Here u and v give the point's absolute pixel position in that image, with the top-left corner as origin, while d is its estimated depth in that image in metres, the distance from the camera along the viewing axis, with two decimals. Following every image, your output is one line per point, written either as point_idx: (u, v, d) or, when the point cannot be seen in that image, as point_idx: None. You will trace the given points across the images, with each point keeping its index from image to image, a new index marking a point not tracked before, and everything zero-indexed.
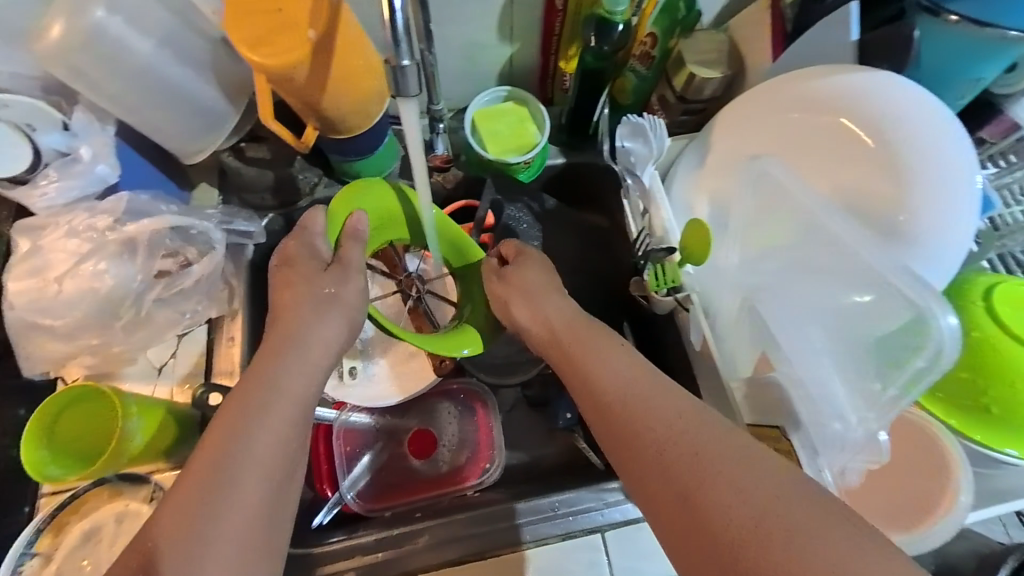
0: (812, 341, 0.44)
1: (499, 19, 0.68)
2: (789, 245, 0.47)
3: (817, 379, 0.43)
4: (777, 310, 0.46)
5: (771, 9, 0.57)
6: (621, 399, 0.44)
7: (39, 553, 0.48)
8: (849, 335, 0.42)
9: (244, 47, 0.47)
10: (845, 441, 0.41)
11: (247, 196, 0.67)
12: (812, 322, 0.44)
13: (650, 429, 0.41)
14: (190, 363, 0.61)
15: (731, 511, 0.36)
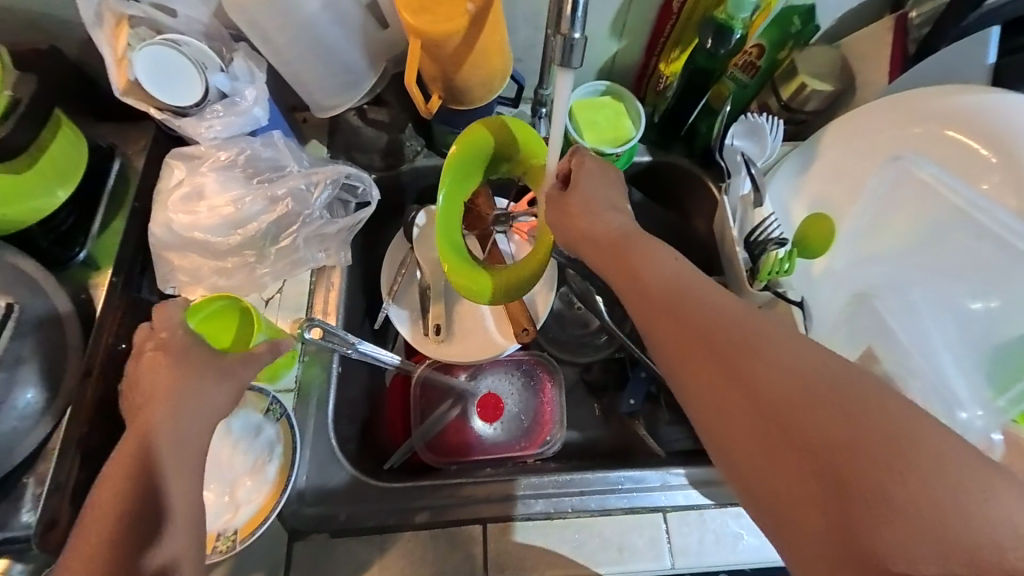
0: (932, 338, 0.47)
1: (615, 17, 0.72)
2: (912, 249, 0.50)
3: (936, 373, 0.46)
4: (896, 304, 0.49)
5: (895, 29, 0.59)
6: (713, 327, 0.39)
7: None
8: (977, 337, 0.46)
9: (408, 13, 0.52)
10: (968, 428, 0.44)
11: (354, 154, 0.74)
12: (933, 319, 0.47)
13: (704, 315, 0.39)
14: (294, 300, 0.67)
15: (779, 387, 0.35)
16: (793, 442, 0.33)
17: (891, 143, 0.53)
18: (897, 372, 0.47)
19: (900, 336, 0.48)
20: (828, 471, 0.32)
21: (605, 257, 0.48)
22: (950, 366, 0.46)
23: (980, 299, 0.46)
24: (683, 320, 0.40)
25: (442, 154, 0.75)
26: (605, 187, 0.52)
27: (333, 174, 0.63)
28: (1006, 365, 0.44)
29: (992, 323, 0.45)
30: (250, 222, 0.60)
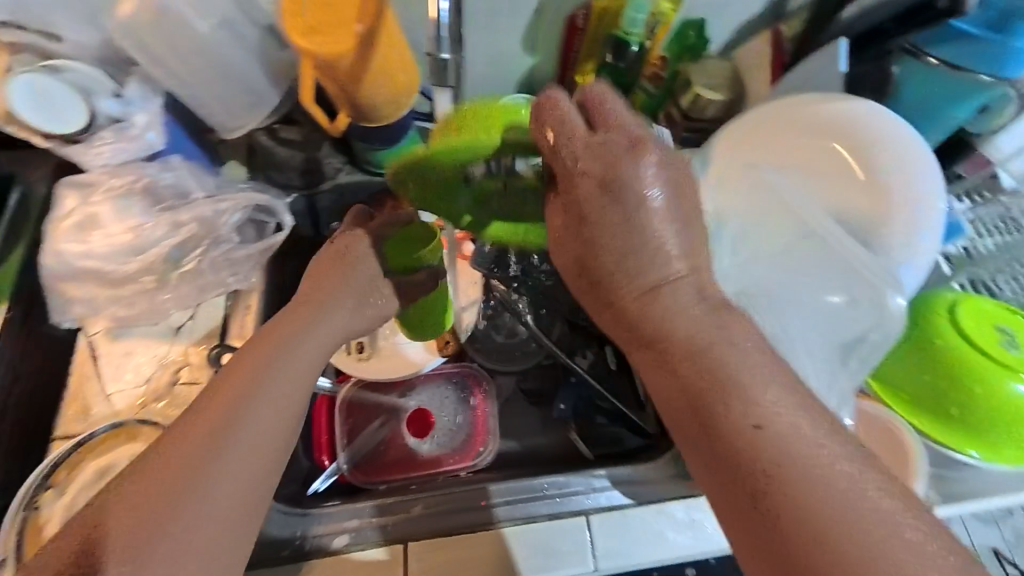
0: (803, 337, 0.49)
1: (524, 33, 0.75)
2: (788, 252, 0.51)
3: (798, 371, 0.47)
4: (774, 310, 0.49)
5: (773, 44, 0.65)
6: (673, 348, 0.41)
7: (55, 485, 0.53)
8: (832, 331, 0.49)
9: (296, 33, 0.52)
10: (819, 417, 0.47)
11: (274, 174, 0.72)
12: (806, 320, 0.49)
13: (722, 360, 0.39)
14: (208, 326, 0.65)
15: (754, 447, 0.35)
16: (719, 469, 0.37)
17: (779, 143, 0.54)
18: (770, 370, 0.49)
19: (768, 333, 0.49)
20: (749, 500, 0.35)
21: (566, 245, 0.47)
22: (808, 359, 0.48)
23: (837, 294, 0.49)
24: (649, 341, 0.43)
25: (364, 170, 0.75)
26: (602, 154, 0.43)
27: (239, 201, 0.62)
28: (844, 349, 0.49)
29: (840, 318, 0.49)
30: (150, 248, 0.58)
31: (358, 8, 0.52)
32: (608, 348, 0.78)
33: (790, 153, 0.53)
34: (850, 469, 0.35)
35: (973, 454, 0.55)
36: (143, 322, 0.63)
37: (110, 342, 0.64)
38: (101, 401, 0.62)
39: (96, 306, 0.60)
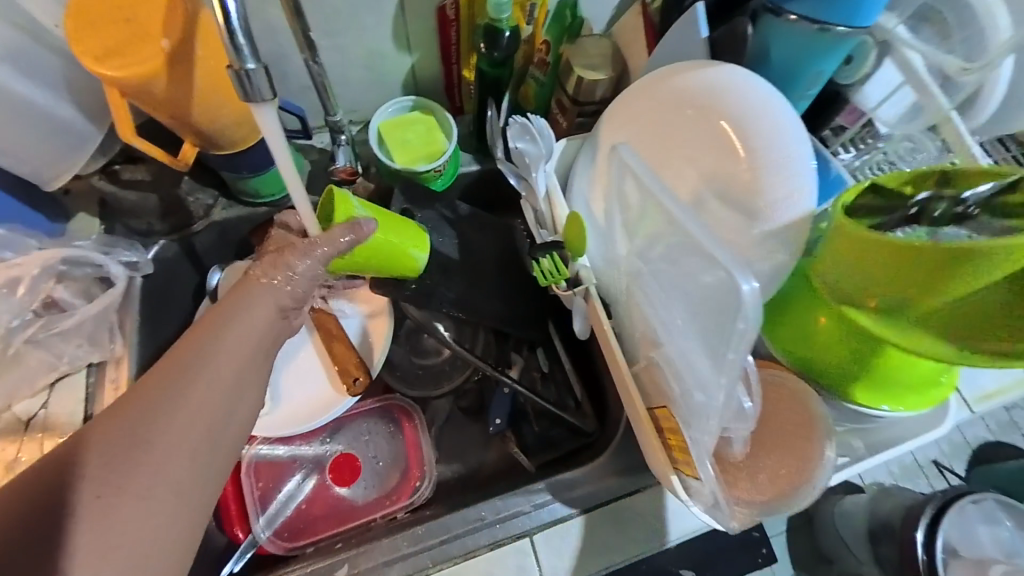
0: (677, 322, 0.44)
1: (393, 27, 0.68)
2: (655, 231, 0.46)
3: (681, 359, 0.43)
4: (654, 294, 0.47)
5: (644, 15, 0.61)
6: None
7: None
8: (704, 310, 0.40)
9: (90, 60, 0.44)
10: (710, 411, 0.41)
11: (131, 222, 0.64)
12: (676, 303, 0.44)
13: None
14: (70, 404, 0.58)
15: None
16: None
17: (646, 126, 0.52)
18: (664, 361, 0.46)
19: (656, 325, 0.47)
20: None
21: None
22: (696, 349, 0.42)
23: (709, 270, 0.39)
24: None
25: (242, 202, 0.68)
26: None
27: (46, 259, 0.56)
28: (720, 335, 0.39)
29: (711, 294, 0.39)
30: None
31: (161, 23, 0.44)
32: (538, 349, 0.77)
33: (657, 134, 0.51)
34: None
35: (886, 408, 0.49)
36: None
37: None
38: None
39: None
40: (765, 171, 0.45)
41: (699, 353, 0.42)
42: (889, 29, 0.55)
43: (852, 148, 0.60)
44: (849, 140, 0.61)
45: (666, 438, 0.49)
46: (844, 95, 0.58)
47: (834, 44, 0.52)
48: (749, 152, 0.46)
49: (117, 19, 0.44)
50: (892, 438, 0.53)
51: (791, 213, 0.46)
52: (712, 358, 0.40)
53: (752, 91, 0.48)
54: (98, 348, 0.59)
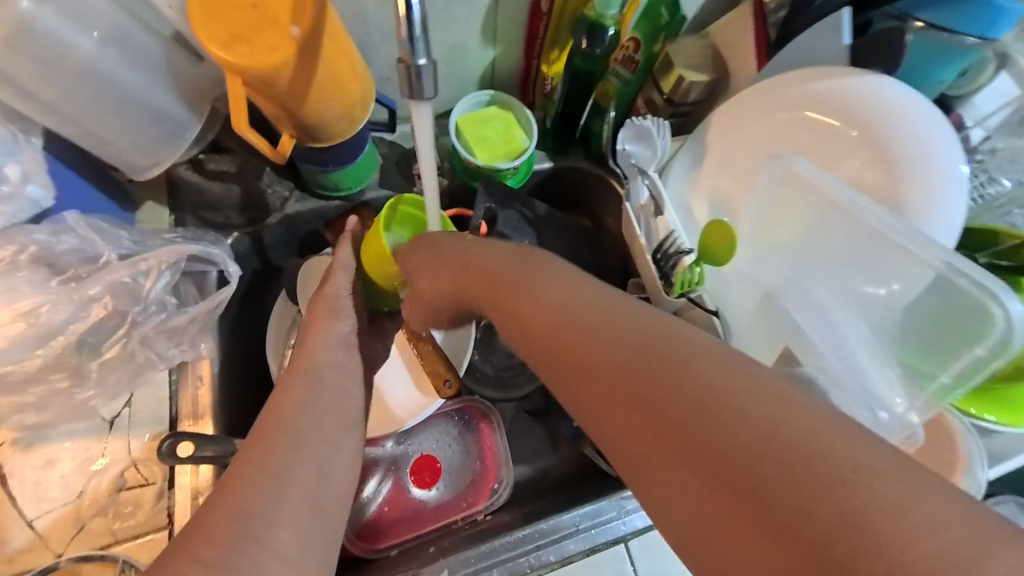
0: (854, 330, 0.43)
1: (484, 20, 0.65)
2: (807, 238, 0.46)
3: (854, 371, 0.43)
4: (805, 303, 0.46)
5: (755, 14, 0.57)
6: (618, 365, 0.34)
7: None
8: (881, 324, 0.42)
9: (216, 46, 0.41)
10: (885, 424, 0.42)
11: (205, 213, 0.61)
12: (852, 312, 0.44)
13: (603, 353, 0.35)
14: (151, 410, 0.53)
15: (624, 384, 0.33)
16: (731, 456, 0.28)
17: (762, 137, 0.53)
18: (820, 374, 0.43)
19: (810, 334, 0.45)
20: (756, 501, 0.27)
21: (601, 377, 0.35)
22: (865, 359, 0.43)
23: (879, 284, 0.42)
24: (570, 353, 0.37)
25: (317, 195, 0.65)
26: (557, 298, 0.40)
27: (171, 254, 0.50)
28: (942, 352, 0.39)
29: (936, 307, 0.39)
30: (55, 335, 0.46)
31: (291, 13, 0.43)
32: None
33: (783, 142, 0.52)
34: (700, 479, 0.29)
35: (991, 420, 0.47)
36: (65, 422, 0.50)
37: (20, 454, 0.51)
38: (21, 530, 0.49)
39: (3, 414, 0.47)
40: (908, 182, 0.45)
41: (875, 365, 0.42)
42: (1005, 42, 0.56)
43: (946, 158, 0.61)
44: None
45: None
46: (950, 106, 0.58)
47: (957, 55, 0.52)
48: (893, 161, 0.46)
49: (244, 6, 0.43)
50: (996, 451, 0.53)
51: (936, 221, 0.45)
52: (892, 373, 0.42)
53: (888, 96, 0.47)
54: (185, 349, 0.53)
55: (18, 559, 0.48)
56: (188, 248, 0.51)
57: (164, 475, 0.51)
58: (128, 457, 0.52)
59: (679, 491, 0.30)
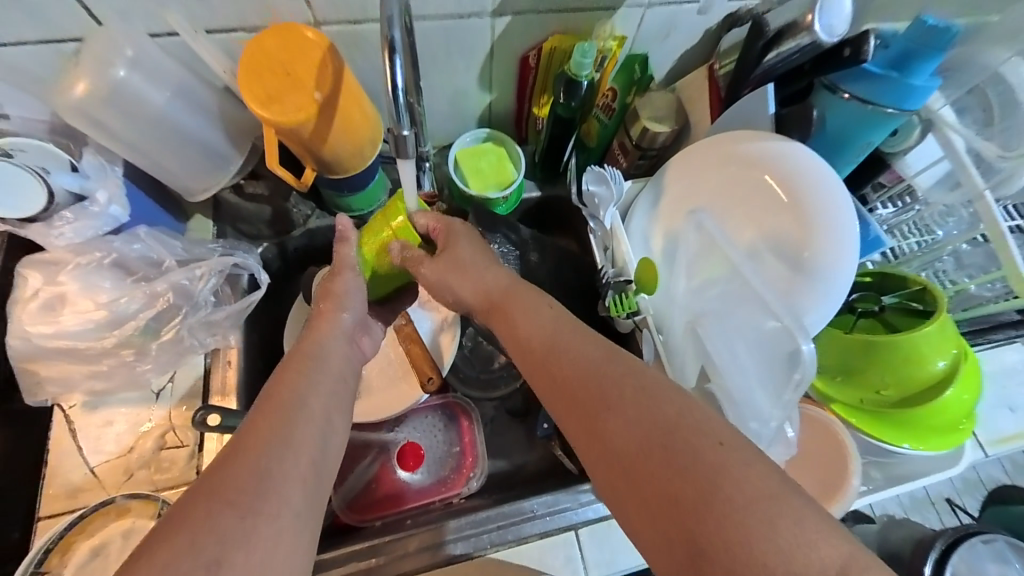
0: (740, 356, 0.53)
1: (480, 72, 0.76)
2: (723, 279, 0.55)
3: (742, 389, 0.52)
4: (716, 332, 0.55)
5: (710, 77, 0.68)
6: (574, 376, 0.45)
7: (49, 570, 0.55)
8: (767, 353, 0.50)
9: (257, 106, 0.54)
10: (762, 436, 0.50)
11: (241, 226, 0.73)
12: (741, 342, 0.53)
13: (569, 364, 0.46)
14: (189, 385, 0.65)
15: (577, 371, 0.45)
16: (639, 450, 0.40)
17: (702, 188, 0.60)
18: (721, 391, 0.54)
19: (715, 357, 0.54)
20: (656, 484, 0.38)
21: (562, 387, 0.46)
22: (756, 385, 0.51)
23: (773, 318, 0.49)
24: (543, 361, 0.48)
25: (334, 213, 0.77)
26: (542, 317, 0.51)
27: (216, 263, 0.63)
28: (781, 377, 0.48)
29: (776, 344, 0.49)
30: (127, 321, 0.59)
31: (315, 79, 0.55)
32: None
33: (721, 193, 0.59)
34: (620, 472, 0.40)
35: (905, 447, 0.55)
36: (122, 390, 0.63)
37: (88, 414, 0.64)
38: (86, 474, 0.62)
39: (77, 381, 0.60)
40: (816, 236, 0.53)
41: (762, 389, 0.50)
42: (932, 110, 0.62)
43: (891, 205, 0.70)
44: (889, 196, 0.69)
45: None
46: (887, 162, 0.66)
47: (884, 122, 0.59)
48: (806, 217, 0.54)
49: (279, 73, 0.54)
50: (911, 473, 0.59)
51: (837, 273, 0.53)
52: (771, 393, 0.49)
53: (810, 167, 0.55)
54: (217, 339, 0.65)
55: (81, 497, 0.61)
56: (226, 259, 0.64)
57: (195, 441, 0.63)
58: (169, 423, 0.64)
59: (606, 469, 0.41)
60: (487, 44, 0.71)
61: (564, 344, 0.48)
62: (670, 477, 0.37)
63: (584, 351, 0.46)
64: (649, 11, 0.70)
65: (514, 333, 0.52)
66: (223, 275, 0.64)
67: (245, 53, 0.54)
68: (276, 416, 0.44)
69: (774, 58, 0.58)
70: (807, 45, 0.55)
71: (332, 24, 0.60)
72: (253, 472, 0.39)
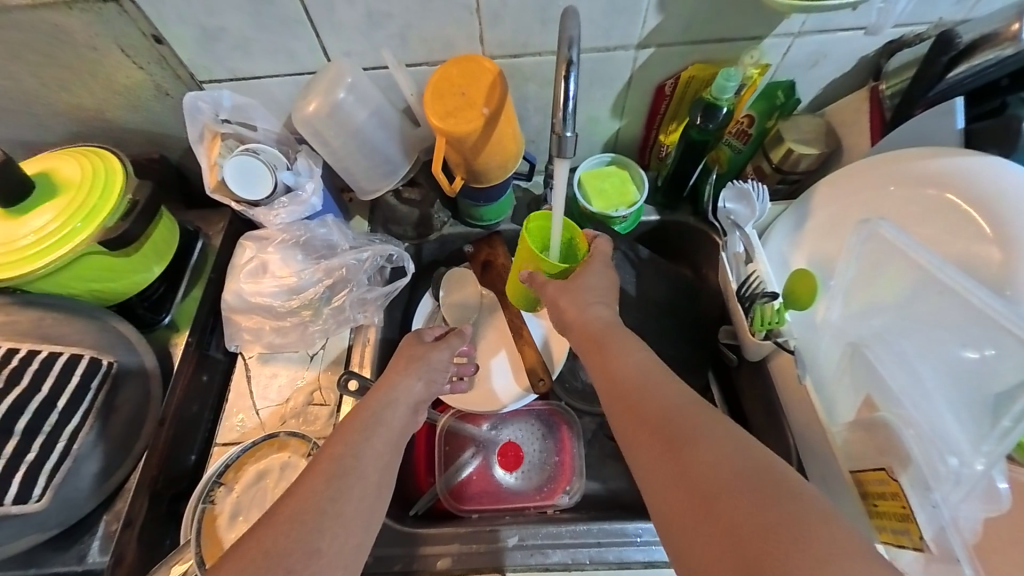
0: (925, 385, 0.48)
1: (615, 101, 0.81)
2: (890, 304, 0.51)
3: (928, 419, 0.46)
4: (885, 357, 0.51)
5: (871, 98, 0.65)
6: (657, 409, 0.47)
7: (224, 483, 0.65)
8: (967, 383, 0.45)
9: (436, 119, 0.64)
10: (963, 478, 0.43)
11: (391, 226, 0.85)
12: (929, 370, 0.48)
13: (651, 396, 0.48)
14: (337, 354, 0.76)
15: (659, 402, 0.48)
16: (712, 491, 0.40)
17: (864, 207, 0.57)
18: (897, 420, 0.48)
19: (889, 383, 0.50)
20: (728, 525, 0.38)
21: (637, 419, 0.48)
22: (947, 413, 0.46)
23: (974, 348, 0.45)
24: (627, 394, 0.50)
25: (466, 223, 0.86)
26: (627, 351, 0.54)
27: (377, 252, 0.75)
28: (991, 407, 0.43)
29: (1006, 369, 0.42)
30: (306, 290, 0.72)
31: (484, 98, 0.64)
32: None
33: (883, 210, 0.55)
34: (684, 508, 0.41)
35: None
36: (287, 350, 0.75)
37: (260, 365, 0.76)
38: (253, 415, 0.74)
39: (259, 335, 0.73)
40: None
41: (956, 420, 0.45)
42: None
43: None
44: None
45: (875, 505, 0.50)
46: None
47: None
48: (1007, 236, 0.46)
49: (456, 93, 0.64)
50: None
51: None
52: (972, 424, 0.44)
53: (1012, 179, 0.48)
54: (365, 317, 0.75)
55: (246, 433, 0.73)
56: (386, 249, 0.75)
57: (336, 402, 0.72)
58: (317, 384, 0.74)
59: (675, 501, 0.42)
60: (626, 74, 0.76)
61: (648, 379, 0.50)
62: (743, 524, 0.38)
63: (664, 388, 0.49)
64: (798, 40, 0.70)
65: (604, 360, 0.55)
66: (381, 263, 0.76)
67: (431, 79, 0.65)
68: (328, 476, 0.49)
69: (965, 72, 0.55)
70: (1009, 57, 0.52)
71: (497, 57, 0.71)
72: (300, 549, 0.44)
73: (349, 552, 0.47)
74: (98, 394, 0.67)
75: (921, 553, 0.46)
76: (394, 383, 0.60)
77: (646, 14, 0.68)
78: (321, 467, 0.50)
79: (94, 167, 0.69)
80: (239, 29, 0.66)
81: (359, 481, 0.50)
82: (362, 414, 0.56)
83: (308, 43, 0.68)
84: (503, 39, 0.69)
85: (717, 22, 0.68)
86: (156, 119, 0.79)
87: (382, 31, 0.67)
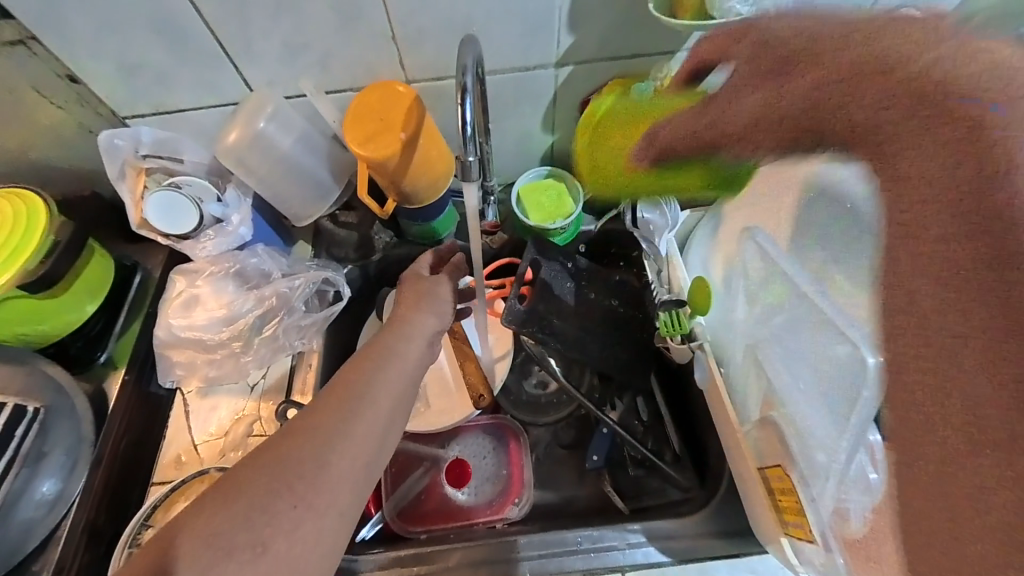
0: (800, 383, 0.50)
1: (544, 117, 0.83)
2: (779, 306, 0.53)
3: (806, 417, 0.49)
4: (775, 357, 0.53)
5: None
6: (972, 261, 0.32)
7: (153, 525, 0.64)
8: (830, 381, 0.46)
9: (356, 145, 0.65)
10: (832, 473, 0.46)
11: (333, 250, 0.84)
12: (806, 368, 0.49)
13: (940, 212, 0.33)
14: (276, 383, 0.75)
15: (960, 271, 0.33)
16: None
17: (769, 211, 0.58)
18: (787, 421, 0.52)
19: (781, 384, 0.53)
20: None
21: (912, 247, 0.35)
22: (822, 411, 0.48)
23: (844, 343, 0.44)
24: (906, 211, 0.35)
25: (410, 241, 0.85)
26: (924, 103, 0.34)
27: (311, 278, 0.75)
28: (847, 402, 0.44)
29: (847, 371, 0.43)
30: (240, 319, 0.72)
31: (402, 122, 0.65)
32: (639, 398, 0.82)
33: (782, 215, 0.57)
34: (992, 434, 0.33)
35: None
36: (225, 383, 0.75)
37: (200, 399, 0.75)
38: (191, 451, 0.73)
39: (194, 369, 0.72)
40: None
41: (823, 416, 0.47)
42: None
43: None
44: None
45: (777, 499, 0.54)
46: None
47: None
48: None
49: (376, 118, 0.65)
50: None
51: None
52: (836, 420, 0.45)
53: None
54: (303, 345, 0.75)
55: (185, 470, 0.72)
56: (320, 275, 0.75)
57: (275, 432, 0.72)
58: (257, 414, 0.73)
59: (968, 346, 0.33)
60: (551, 91, 0.79)
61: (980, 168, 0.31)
62: None
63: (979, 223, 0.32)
64: None
65: (855, 99, 0.37)
66: (319, 288, 0.77)
67: (351, 106, 0.66)
68: (309, 441, 0.45)
69: None
70: None
71: (420, 80, 0.72)
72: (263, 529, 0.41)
73: (323, 541, 0.43)
74: (25, 439, 0.67)
75: (814, 543, 0.51)
76: (388, 346, 0.55)
77: (559, 33, 0.70)
78: (299, 437, 0.45)
79: (16, 206, 0.68)
80: (154, 65, 0.66)
81: (344, 455, 0.46)
82: (353, 378, 0.50)
83: (228, 75, 0.68)
84: (423, 63, 0.70)
85: (630, 38, 0.71)
86: (81, 157, 0.78)
87: (301, 60, 0.68)
